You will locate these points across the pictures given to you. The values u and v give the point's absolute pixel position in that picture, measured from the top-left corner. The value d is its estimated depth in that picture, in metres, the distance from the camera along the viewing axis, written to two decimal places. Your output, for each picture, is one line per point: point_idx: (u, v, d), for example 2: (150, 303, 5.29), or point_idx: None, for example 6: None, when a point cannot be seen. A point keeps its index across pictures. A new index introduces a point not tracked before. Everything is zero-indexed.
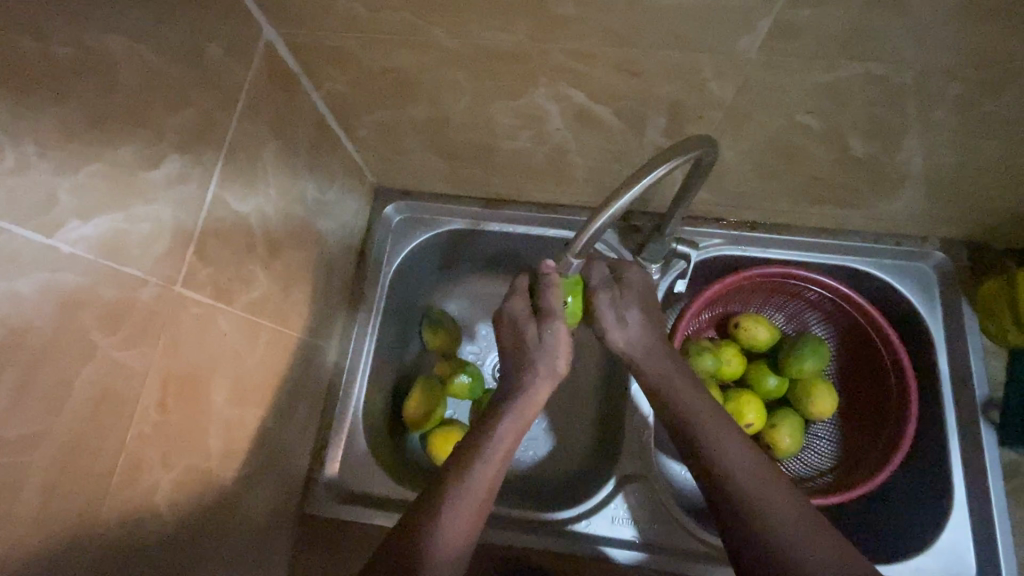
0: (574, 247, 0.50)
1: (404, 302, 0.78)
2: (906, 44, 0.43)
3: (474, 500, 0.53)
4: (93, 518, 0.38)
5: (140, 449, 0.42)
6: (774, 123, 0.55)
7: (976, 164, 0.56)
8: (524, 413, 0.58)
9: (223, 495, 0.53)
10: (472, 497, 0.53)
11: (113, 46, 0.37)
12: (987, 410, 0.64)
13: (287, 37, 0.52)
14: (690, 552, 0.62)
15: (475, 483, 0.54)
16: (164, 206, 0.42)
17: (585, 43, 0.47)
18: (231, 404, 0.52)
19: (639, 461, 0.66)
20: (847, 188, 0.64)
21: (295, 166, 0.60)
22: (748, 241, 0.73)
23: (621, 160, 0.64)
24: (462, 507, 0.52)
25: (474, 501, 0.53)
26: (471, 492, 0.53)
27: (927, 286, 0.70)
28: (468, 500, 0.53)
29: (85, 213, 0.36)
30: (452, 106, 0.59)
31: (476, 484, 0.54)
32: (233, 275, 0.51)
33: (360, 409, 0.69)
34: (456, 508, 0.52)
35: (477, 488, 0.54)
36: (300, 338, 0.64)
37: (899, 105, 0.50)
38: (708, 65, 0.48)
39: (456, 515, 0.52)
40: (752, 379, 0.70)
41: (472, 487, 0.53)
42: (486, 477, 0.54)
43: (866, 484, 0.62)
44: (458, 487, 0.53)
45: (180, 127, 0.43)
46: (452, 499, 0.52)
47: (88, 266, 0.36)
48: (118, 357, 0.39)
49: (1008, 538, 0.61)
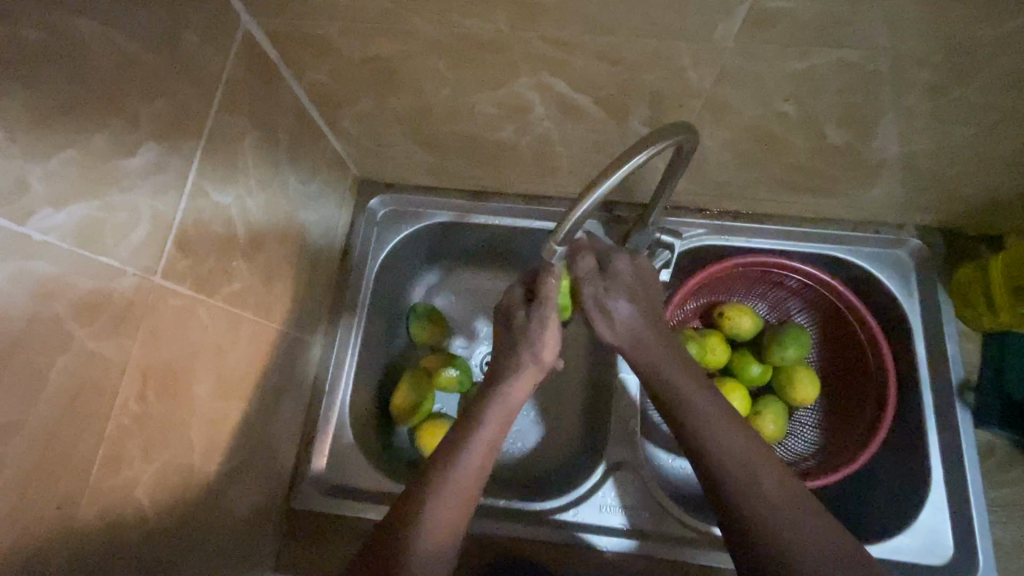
0: (557, 235, 0.49)
1: (390, 295, 0.78)
2: (883, 29, 0.43)
3: (462, 491, 0.53)
4: (73, 509, 0.39)
5: (120, 440, 0.42)
6: (753, 111, 0.54)
7: (957, 150, 0.56)
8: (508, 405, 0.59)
9: (206, 486, 0.54)
10: (459, 489, 0.53)
11: (84, 31, 0.36)
12: (963, 393, 0.65)
13: (265, 25, 0.52)
14: (677, 537, 0.63)
15: (460, 474, 0.54)
16: (142, 196, 0.42)
17: (562, 31, 0.47)
18: (212, 395, 0.53)
19: (623, 450, 0.67)
20: (829, 176, 0.64)
21: (276, 158, 0.60)
22: (731, 231, 0.73)
23: (602, 150, 0.64)
24: (448, 500, 0.52)
25: (460, 492, 0.53)
26: (456, 485, 0.53)
27: (905, 273, 0.70)
28: (456, 493, 0.53)
29: (58, 202, 0.36)
30: (433, 96, 0.59)
31: (462, 475, 0.54)
32: (213, 267, 0.51)
33: (347, 402, 0.70)
34: (443, 503, 0.52)
35: (464, 481, 0.54)
36: (283, 331, 0.64)
37: (877, 91, 0.50)
38: (685, 54, 0.48)
39: (444, 510, 0.52)
40: (735, 368, 0.70)
41: (458, 481, 0.54)
42: (471, 469, 0.55)
43: (845, 467, 0.62)
44: (443, 483, 0.53)
45: (157, 117, 0.43)
46: (437, 493, 0.52)
47: (63, 256, 0.36)
48: (94, 347, 0.39)
49: (984, 519, 0.62)
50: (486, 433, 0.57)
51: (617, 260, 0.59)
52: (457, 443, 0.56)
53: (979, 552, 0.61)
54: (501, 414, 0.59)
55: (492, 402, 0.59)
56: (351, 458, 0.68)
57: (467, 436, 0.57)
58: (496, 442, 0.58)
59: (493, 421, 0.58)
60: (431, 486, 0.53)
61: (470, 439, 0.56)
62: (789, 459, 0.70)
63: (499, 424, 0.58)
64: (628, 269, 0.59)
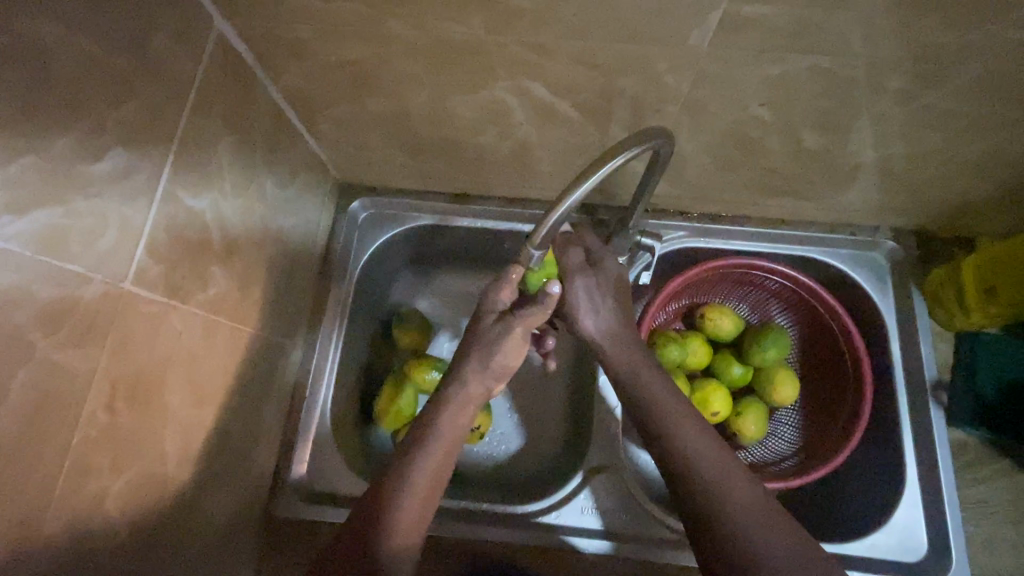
0: (534, 238, 0.48)
1: (371, 299, 0.78)
2: (854, 36, 0.43)
3: (425, 485, 0.53)
4: (37, 525, 0.38)
5: (87, 452, 0.41)
6: (729, 115, 0.55)
7: (927, 154, 0.57)
8: (463, 409, 0.58)
9: (180, 496, 0.53)
10: (420, 489, 0.53)
11: (46, 34, 0.36)
12: (936, 392, 0.66)
13: (239, 28, 0.52)
14: (657, 539, 0.63)
15: (421, 474, 0.53)
16: (108, 201, 0.41)
17: (539, 35, 0.47)
18: (185, 404, 0.52)
19: (605, 452, 0.67)
20: (806, 179, 0.64)
21: (252, 162, 0.59)
22: (711, 233, 0.73)
23: (582, 154, 0.64)
24: (413, 494, 0.52)
25: (424, 487, 0.53)
26: (415, 485, 0.53)
27: (880, 274, 0.71)
28: (417, 493, 0.52)
29: (19, 208, 0.35)
30: (412, 100, 0.58)
31: (422, 471, 0.53)
32: (187, 273, 0.50)
33: (328, 407, 0.70)
34: (403, 503, 0.52)
35: (423, 480, 0.53)
36: (260, 337, 0.63)
37: (850, 96, 0.50)
38: (661, 59, 0.48)
39: (405, 510, 0.51)
40: (716, 369, 0.70)
41: (418, 481, 0.53)
42: (430, 468, 0.54)
43: (823, 466, 0.63)
44: (403, 484, 0.52)
45: (125, 120, 0.42)
46: (399, 487, 0.52)
47: (24, 263, 0.35)
48: (58, 356, 0.38)
49: (957, 515, 0.63)
50: (445, 432, 0.56)
51: (606, 259, 0.61)
52: (415, 442, 0.55)
53: (953, 548, 0.62)
54: (461, 413, 0.58)
55: (456, 402, 0.58)
56: (333, 463, 0.68)
57: (424, 438, 0.56)
58: (456, 439, 0.57)
59: (451, 420, 0.57)
60: (390, 488, 0.52)
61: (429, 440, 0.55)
62: (770, 459, 0.71)
63: (459, 423, 0.57)
64: (614, 269, 0.61)
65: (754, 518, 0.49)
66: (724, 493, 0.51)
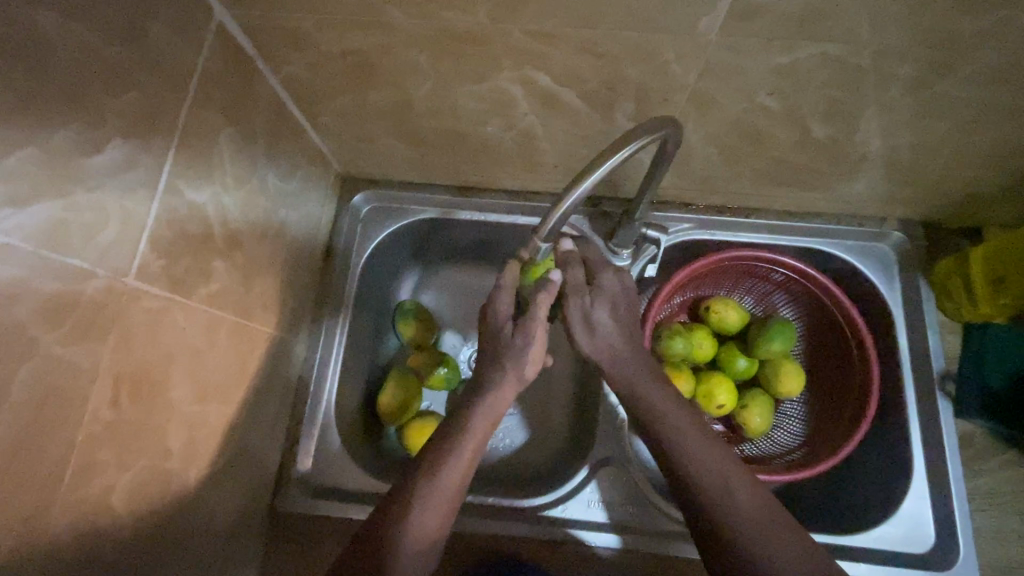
0: (541, 231, 0.48)
1: (375, 293, 0.77)
2: (864, 22, 0.43)
3: (447, 497, 0.52)
4: (42, 523, 0.38)
5: (91, 447, 0.41)
6: (737, 104, 0.54)
7: (937, 143, 0.57)
8: (491, 415, 0.56)
9: (186, 492, 0.52)
10: (448, 489, 0.52)
11: (43, 25, 0.35)
12: (943, 383, 0.66)
13: (240, 18, 0.51)
14: (663, 532, 0.63)
15: (449, 474, 0.52)
16: (109, 195, 0.41)
17: (544, 23, 0.46)
18: (189, 399, 0.51)
19: (611, 445, 0.67)
20: (813, 171, 0.64)
21: (253, 155, 0.58)
22: (715, 225, 0.73)
23: (587, 145, 0.64)
24: (432, 509, 0.51)
25: (443, 501, 0.52)
26: (438, 492, 0.51)
27: (887, 266, 0.71)
28: (444, 493, 0.52)
29: (22, 202, 0.34)
30: (415, 91, 0.58)
31: (446, 482, 0.52)
32: (189, 267, 0.50)
33: (332, 403, 0.69)
34: (422, 518, 0.50)
35: (452, 481, 0.52)
36: (263, 331, 0.63)
37: (857, 86, 0.50)
38: (670, 47, 0.48)
39: (427, 515, 0.50)
40: (721, 361, 0.70)
41: (445, 483, 0.52)
42: (456, 475, 0.53)
43: (829, 459, 0.63)
44: (432, 485, 0.52)
45: (124, 112, 0.41)
46: (422, 502, 0.51)
47: (25, 257, 0.35)
48: (60, 353, 0.38)
49: (965, 506, 0.63)
50: (476, 434, 0.55)
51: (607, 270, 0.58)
52: (448, 434, 0.55)
53: (961, 539, 0.62)
54: (487, 420, 0.56)
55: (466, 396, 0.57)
56: (338, 458, 0.67)
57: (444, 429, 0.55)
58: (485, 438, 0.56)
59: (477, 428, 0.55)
60: (414, 495, 0.51)
61: (446, 431, 0.56)
62: (776, 452, 0.71)
63: (484, 428, 0.55)
64: (611, 285, 0.59)
65: (772, 530, 0.49)
66: (732, 492, 0.51)
